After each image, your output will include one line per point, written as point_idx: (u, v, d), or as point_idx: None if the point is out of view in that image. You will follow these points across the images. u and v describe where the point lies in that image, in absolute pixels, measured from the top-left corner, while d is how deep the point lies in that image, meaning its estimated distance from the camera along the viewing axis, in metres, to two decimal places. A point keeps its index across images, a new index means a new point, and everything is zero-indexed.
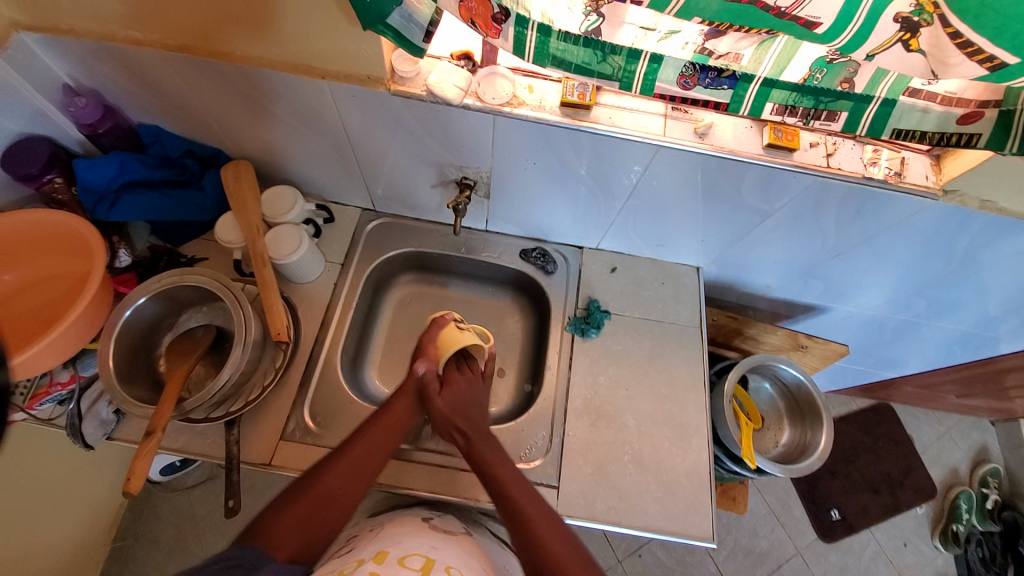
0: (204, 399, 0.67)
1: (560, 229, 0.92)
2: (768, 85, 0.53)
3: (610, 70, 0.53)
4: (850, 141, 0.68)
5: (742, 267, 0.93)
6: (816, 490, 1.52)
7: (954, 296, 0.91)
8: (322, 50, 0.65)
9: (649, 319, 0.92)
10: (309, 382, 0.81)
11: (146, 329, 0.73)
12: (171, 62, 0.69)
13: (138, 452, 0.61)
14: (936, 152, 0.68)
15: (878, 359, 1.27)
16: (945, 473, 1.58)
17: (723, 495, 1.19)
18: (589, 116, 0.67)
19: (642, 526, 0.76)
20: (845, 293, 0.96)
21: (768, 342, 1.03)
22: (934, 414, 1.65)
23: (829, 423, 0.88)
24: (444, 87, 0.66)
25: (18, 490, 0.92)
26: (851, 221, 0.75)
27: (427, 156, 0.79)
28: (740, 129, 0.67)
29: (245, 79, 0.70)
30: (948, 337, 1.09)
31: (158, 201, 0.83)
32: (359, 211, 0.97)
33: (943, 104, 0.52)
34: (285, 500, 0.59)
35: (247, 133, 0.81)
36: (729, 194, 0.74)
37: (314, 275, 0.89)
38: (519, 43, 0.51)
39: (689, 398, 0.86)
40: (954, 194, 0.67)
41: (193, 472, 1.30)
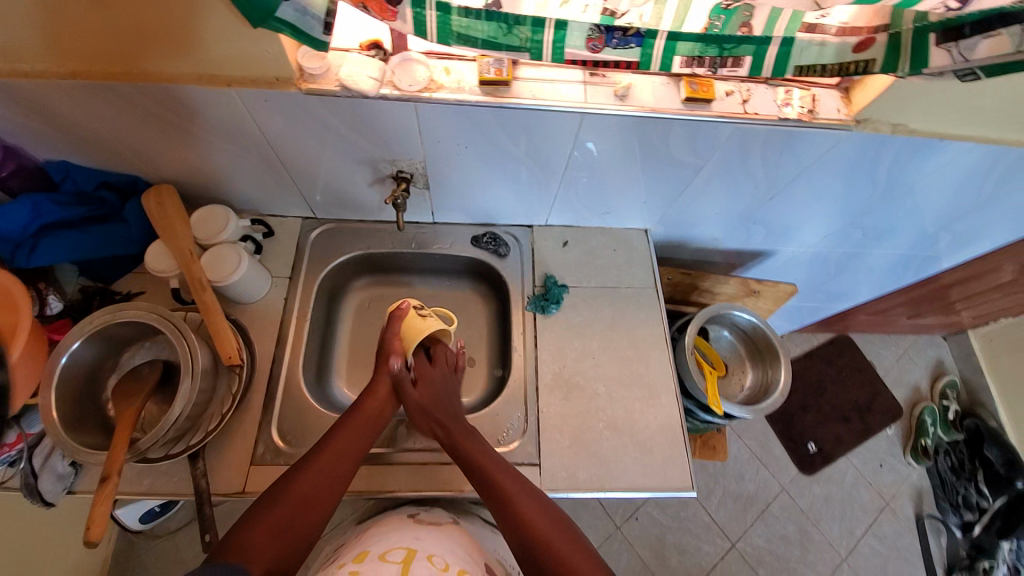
0: (156, 436, 0.63)
1: (506, 211, 0.92)
2: (672, 38, 0.54)
3: (518, 41, 0.53)
4: (762, 85, 0.70)
5: (688, 223, 0.96)
6: (792, 427, 1.59)
7: (886, 222, 0.96)
8: (230, 59, 0.62)
9: (606, 287, 0.93)
10: (272, 401, 0.79)
11: (86, 374, 0.70)
12: (69, 92, 0.65)
13: (94, 499, 0.58)
14: (845, 84, 0.71)
15: (829, 294, 1.33)
16: (906, 391, 1.68)
17: (705, 446, 1.23)
18: (510, 92, 0.67)
19: (625, 486, 0.78)
20: (787, 234, 1.00)
21: (723, 293, 1.07)
22: (890, 338, 1.75)
23: (785, 360, 0.92)
24: (357, 80, 0.64)
25: None
26: (777, 163, 0.77)
27: (357, 155, 0.77)
28: (658, 87, 0.69)
29: (150, 98, 0.66)
30: (889, 262, 1.15)
31: (80, 240, 0.78)
32: (300, 221, 0.94)
33: (839, 35, 0.53)
34: (257, 510, 0.59)
35: (166, 156, 0.77)
36: (661, 153, 0.75)
37: (261, 293, 0.86)
38: (420, 24, 0.50)
39: (653, 357, 0.88)
40: (866, 122, 0.70)
41: (176, 516, 1.26)
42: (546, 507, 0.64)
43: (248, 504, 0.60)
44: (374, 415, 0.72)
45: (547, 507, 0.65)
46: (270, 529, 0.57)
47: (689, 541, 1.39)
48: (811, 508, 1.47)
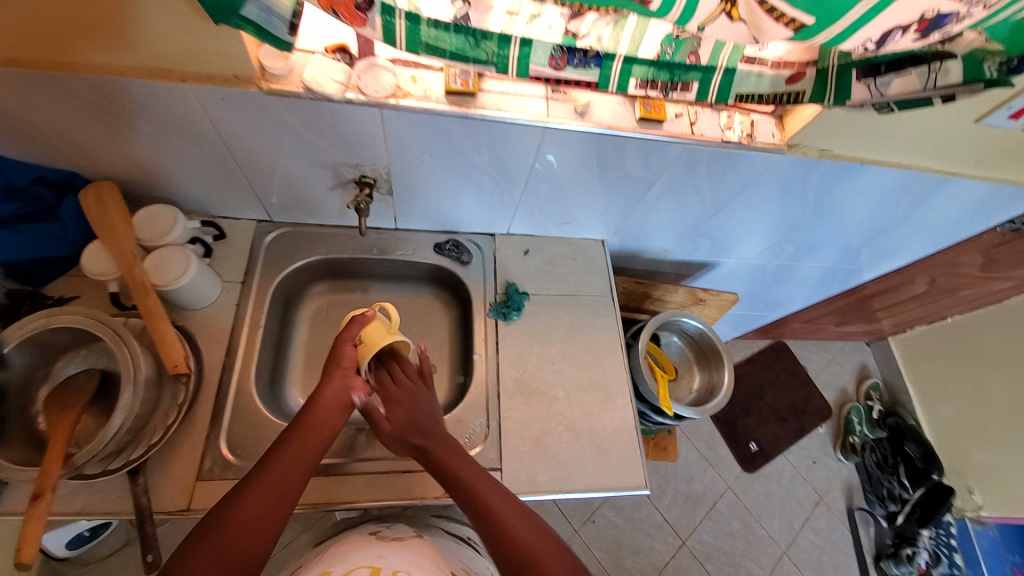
0: (94, 450, 0.59)
1: (468, 219, 0.94)
2: (629, 62, 0.58)
3: (485, 55, 0.55)
4: (709, 109, 0.76)
5: (641, 235, 1.01)
6: (736, 429, 1.69)
7: (817, 237, 1.06)
8: (188, 55, 0.60)
9: (565, 294, 0.96)
10: (222, 411, 0.76)
11: (12, 386, 0.64)
12: (1, 80, 0.60)
13: (23, 521, 0.54)
14: (779, 113, 0.78)
15: (768, 303, 1.43)
16: (836, 393, 1.83)
17: (657, 447, 1.29)
18: (475, 103, 0.68)
19: (583, 487, 0.80)
20: (729, 247, 1.07)
21: (674, 301, 1.13)
22: (821, 344, 1.90)
23: (729, 362, 0.99)
24: (322, 83, 0.64)
25: None
26: (721, 181, 0.84)
27: (319, 158, 0.76)
28: (616, 106, 0.73)
29: (97, 92, 0.63)
30: (820, 274, 1.26)
31: (10, 240, 0.73)
32: (255, 223, 0.91)
33: (774, 67, 0.59)
34: (199, 536, 0.55)
35: (109, 152, 0.73)
36: (617, 167, 0.79)
37: (210, 298, 0.83)
38: (389, 33, 0.51)
39: (609, 362, 0.91)
40: (797, 147, 0.77)
41: (108, 539, 1.16)
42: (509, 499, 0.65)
43: (187, 533, 0.55)
44: (324, 425, 0.67)
45: (515, 504, 0.65)
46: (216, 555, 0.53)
47: (643, 542, 1.44)
48: (753, 504, 1.57)
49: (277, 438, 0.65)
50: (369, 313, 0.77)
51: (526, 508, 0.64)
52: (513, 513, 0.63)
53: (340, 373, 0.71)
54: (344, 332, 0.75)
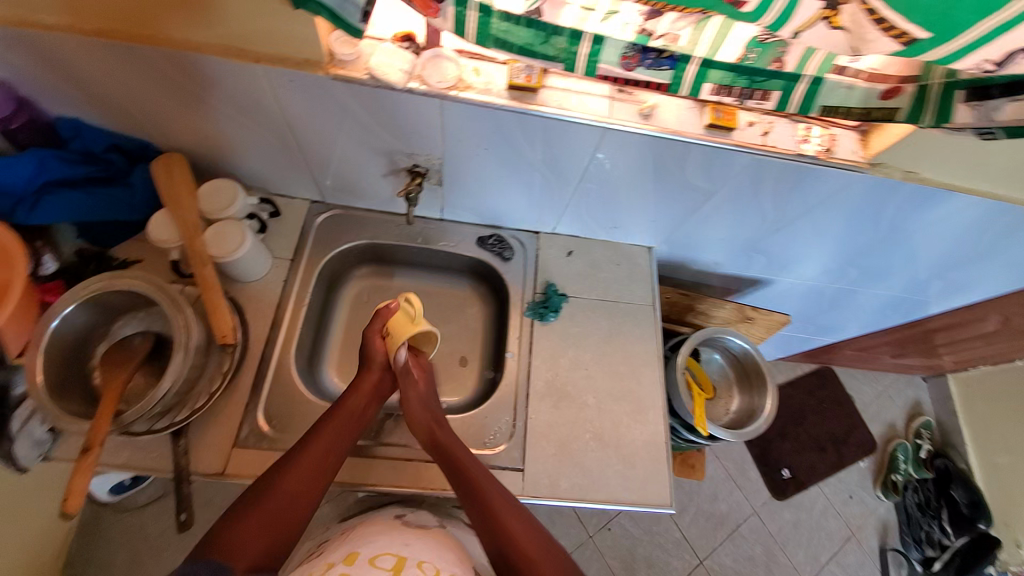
0: (142, 410, 0.62)
1: (515, 215, 0.92)
2: (706, 65, 0.55)
3: (554, 51, 0.54)
4: (784, 120, 0.71)
5: (692, 246, 0.97)
6: (768, 453, 1.62)
7: (884, 263, 0.98)
8: (261, 36, 0.61)
9: (606, 300, 0.94)
10: (262, 383, 0.78)
11: (75, 339, 0.68)
12: (87, 50, 0.63)
13: (73, 471, 0.57)
14: (863, 128, 0.72)
15: (819, 327, 1.35)
16: (882, 427, 1.72)
17: (684, 464, 1.25)
18: (536, 99, 0.67)
19: (605, 498, 0.78)
20: (787, 266, 1.02)
21: (718, 316, 1.08)
22: (871, 374, 1.79)
23: (773, 387, 0.94)
24: (388, 71, 0.64)
25: None
26: (787, 198, 0.79)
27: (375, 144, 0.76)
28: (682, 110, 0.69)
29: (173, 65, 0.65)
30: (881, 302, 1.18)
31: (82, 201, 0.76)
32: (308, 203, 0.93)
33: (868, 80, 0.55)
34: (241, 506, 0.58)
35: (178, 124, 0.76)
36: (676, 176, 0.76)
37: (261, 272, 0.85)
38: (460, 23, 0.50)
39: (645, 374, 0.88)
40: (880, 167, 0.71)
41: (146, 490, 1.23)
42: (532, 521, 0.63)
43: (232, 500, 0.59)
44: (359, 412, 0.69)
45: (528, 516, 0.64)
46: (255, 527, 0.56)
47: (659, 556, 1.40)
48: (779, 533, 1.50)
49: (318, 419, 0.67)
50: (393, 305, 0.76)
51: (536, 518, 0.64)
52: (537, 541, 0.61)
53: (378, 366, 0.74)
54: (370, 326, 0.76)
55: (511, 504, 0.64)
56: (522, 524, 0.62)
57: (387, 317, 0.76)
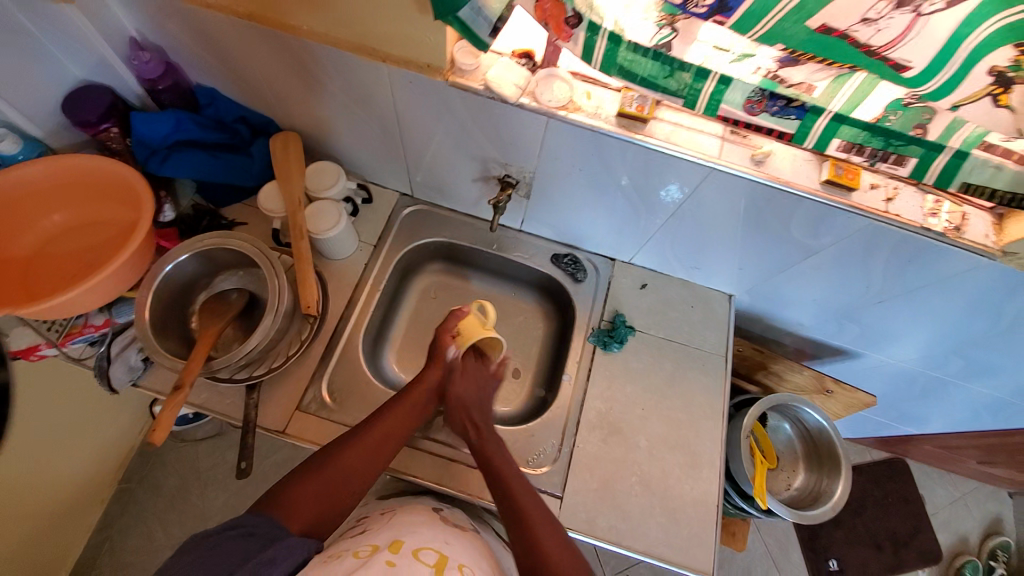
0: (230, 360, 0.68)
1: (593, 238, 0.91)
2: (838, 120, 0.51)
3: (676, 86, 0.52)
4: (912, 187, 0.65)
5: (775, 301, 0.91)
6: (817, 538, 1.48)
7: (994, 359, 0.87)
8: (392, 38, 0.65)
9: (674, 341, 0.90)
10: (330, 355, 0.82)
11: (182, 285, 0.75)
12: (239, 31, 0.70)
13: (165, 404, 0.63)
14: (999, 211, 0.64)
15: (901, 413, 1.22)
16: (952, 539, 1.52)
17: (723, 528, 1.17)
18: (644, 129, 0.65)
19: (642, 548, 0.75)
20: (879, 342, 0.93)
21: (792, 381, 1.00)
22: (951, 477, 1.59)
23: (847, 473, 0.85)
24: (502, 84, 0.65)
25: (43, 419, 0.96)
26: (898, 270, 0.72)
27: (473, 150, 0.79)
28: (798, 161, 0.65)
29: (307, 52, 0.70)
30: (977, 401, 1.05)
31: (205, 161, 0.85)
32: (397, 195, 0.98)
33: (1017, 162, 0.50)
34: (302, 470, 0.60)
35: (300, 106, 0.82)
36: (775, 227, 0.72)
37: (347, 252, 0.90)
38: (588, 49, 0.51)
39: (704, 426, 0.84)
40: (1012, 256, 0.63)
41: (203, 427, 1.33)
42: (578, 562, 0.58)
43: (296, 463, 0.61)
44: (421, 405, 0.70)
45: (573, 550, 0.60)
46: (313, 492, 0.58)
47: None
48: None
49: (385, 402, 0.69)
50: (468, 309, 0.78)
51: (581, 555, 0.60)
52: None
53: (440, 361, 0.74)
54: (443, 322, 0.77)
55: (557, 535, 0.60)
56: (567, 562, 0.58)
57: (459, 317, 0.77)
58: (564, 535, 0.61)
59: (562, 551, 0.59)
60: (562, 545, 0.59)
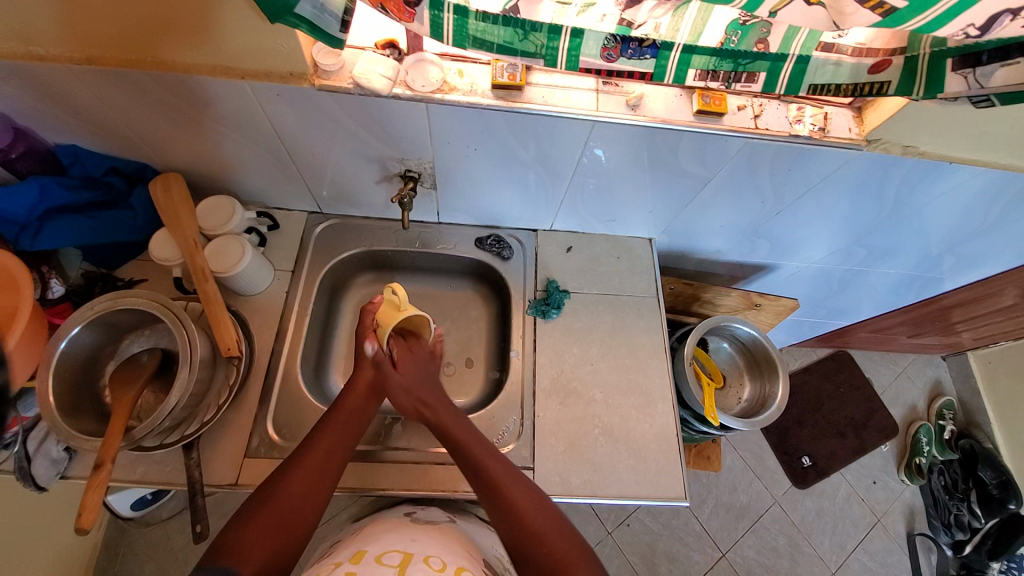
0: (153, 425, 0.63)
1: (511, 214, 0.92)
2: (688, 51, 0.55)
3: (533, 48, 0.53)
4: (774, 101, 0.70)
5: (691, 235, 0.96)
6: (787, 442, 1.60)
7: (892, 241, 0.96)
8: (247, 53, 0.62)
9: (608, 293, 0.93)
10: (269, 394, 0.79)
11: (87, 359, 0.70)
12: (81, 78, 0.65)
13: (87, 486, 0.58)
14: (857, 104, 0.70)
15: (830, 310, 1.33)
16: (904, 411, 1.68)
17: (699, 455, 1.24)
18: (522, 96, 0.67)
19: (618, 494, 0.77)
20: (791, 249, 1.00)
21: (725, 304, 1.07)
22: (889, 356, 1.75)
23: (785, 374, 0.92)
24: (371, 78, 0.64)
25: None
26: (784, 179, 0.78)
27: (367, 152, 0.77)
28: (671, 98, 0.69)
29: (160, 85, 0.66)
30: (894, 281, 1.15)
31: (86, 224, 0.78)
32: (306, 215, 0.95)
33: (854, 56, 0.53)
34: (246, 511, 0.57)
35: (175, 145, 0.77)
36: (672, 164, 0.75)
37: (263, 285, 0.86)
38: (436, 26, 0.50)
39: (652, 366, 0.88)
40: (876, 142, 0.70)
41: (168, 503, 1.26)
42: (544, 506, 0.62)
43: (237, 507, 0.58)
44: (360, 412, 0.70)
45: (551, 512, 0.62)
46: (258, 530, 0.55)
47: (680, 551, 1.39)
48: (802, 522, 1.47)
49: (321, 420, 0.68)
50: (377, 300, 0.79)
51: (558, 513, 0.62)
52: (554, 529, 0.59)
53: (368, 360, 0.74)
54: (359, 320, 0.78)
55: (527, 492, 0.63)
56: (533, 510, 0.61)
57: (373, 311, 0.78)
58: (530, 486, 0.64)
59: (531, 503, 0.62)
60: (530, 495, 0.63)
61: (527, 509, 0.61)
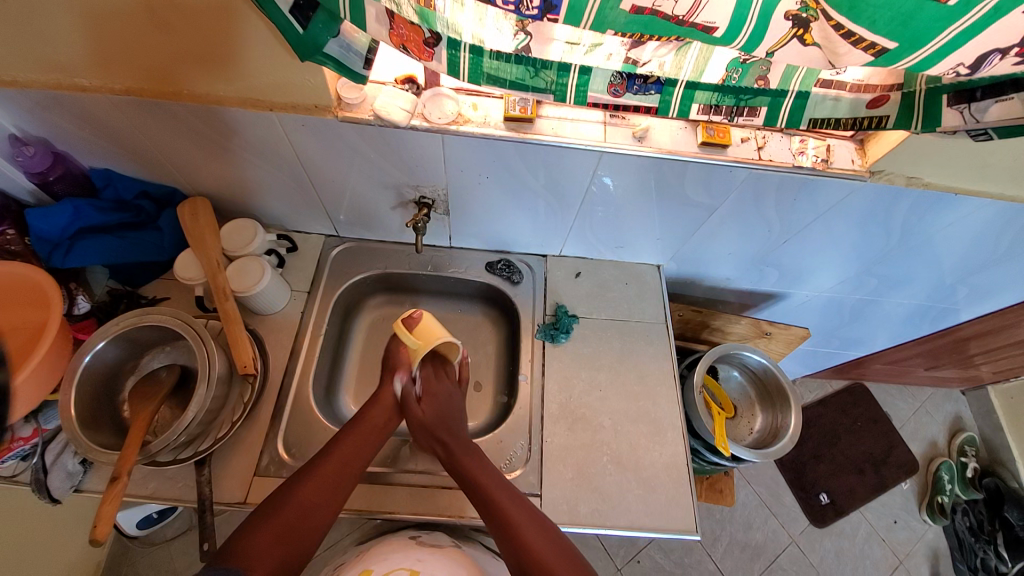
0: (167, 440, 0.65)
1: (521, 239, 0.94)
2: (691, 87, 0.57)
3: (544, 83, 0.56)
4: (778, 134, 0.72)
5: (700, 262, 0.97)
6: (803, 477, 1.55)
7: (903, 271, 0.96)
8: (276, 87, 0.66)
9: (616, 319, 0.94)
10: (280, 412, 0.80)
11: (108, 372, 0.72)
12: (122, 108, 0.70)
13: (103, 498, 0.60)
14: (859, 137, 0.72)
15: (843, 340, 1.31)
16: (924, 446, 1.63)
17: (711, 489, 1.21)
18: (533, 128, 0.70)
19: (626, 524, 0.76)
20: (800, 278, 1.00)
21: (734, 332, 1.07)
22: (907, 389, 1.71)
23: (796, 405, 0.91)
24: (391, 111, 0.68)
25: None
26: (790, 208, 0.79)
27: (384, 179, 0.80)
28: (676, 130, 0.71)
29: (195, 115, 0.70)
30: (907, 311, 1.14)
31: (114, 244, 0.82)
32: (324, 238, 0.98)
33: (853, 91, 0.56)
34: (263, 514, 0.59)
35: (204, 170, 0.82)
36: (678, 193, 0.77)
37: (280, 304, 0.89)
38: (453, 64, 0.53)
39: (660, 393, 0.88)
40: (880, 174, 0.71)
41: (173, 524, 1.26)
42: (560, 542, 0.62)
43: (252, 509, 0.60)
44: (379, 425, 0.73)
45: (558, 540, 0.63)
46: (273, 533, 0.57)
47: None
48: (821, 563, 1.41)
49: (340, 432, 0.70)
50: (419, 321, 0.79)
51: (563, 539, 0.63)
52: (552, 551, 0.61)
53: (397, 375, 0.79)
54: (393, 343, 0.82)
55: (530, 516, 0.64)
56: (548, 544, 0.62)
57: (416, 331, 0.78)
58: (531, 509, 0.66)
59: (535, 530, 0.63)
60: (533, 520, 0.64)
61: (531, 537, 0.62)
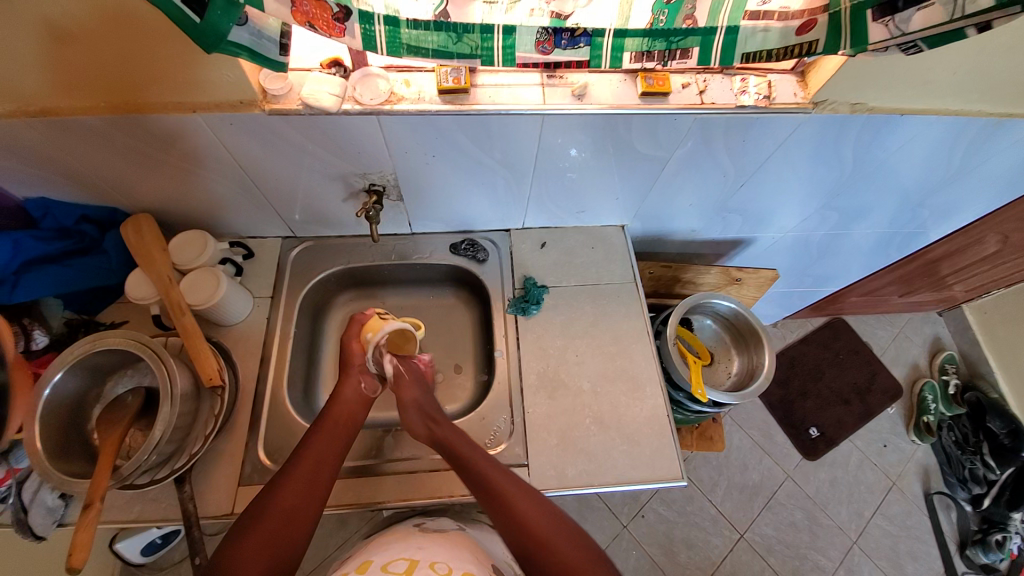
0: (138, 461, 0.63)
1: (481, 217, 0.93)
2: (620, 36, 0.56)
3: (469, 49, 0.54)
4: (719, 76, 0.72)
5: (661, 217, 0.97)
6: (793, 414, 1.59)
7: (860, 200, 0.97)
8: (192, 87, 0.63)
9: (586, 284, 0.94)
10: (258, 420, 0.79)
11: (72, 405, 0.70)
12: (35, 128, 0.66)
13: (76, 527, 0.58)
14: (800, 69, 0.72)
15: (817, 277, 1.34)
16: (906, 370, 1.68)
17: (702, 437, 1.23)
18: (469, 98, 0.68)
19: (616, 480, 0.77)
20: (763, 220, 1.01)
21: (706, 282, 1.08)
22: (885, 318, 1.76)
23: (769, 343, 0.93)
24: (320, 97, 0.65)
25: None
26: (740, 151, 0.79)
27: (329, 170, 0.78)
28: (616, 84, 0.70)
29: (114, 128, 0.67)
30: (872, 241, 1.16)
31: (62, 275, 0.79)
32: (280, 240, 0.96)
33: (781, 20, 0.54)
34: (245, 525, 0.58)
35: (142, 186, 0.79)
36: (628, 149, 0.76)
37: (243, 314, 0.87)
38: (368, 39, 0.51)
39: (636, 350, 0.88)
40: (823, 104, 0.71)
41: (180, 545, 1.25)
42: (561, 523, 0.62)
43: (236, 521, 0.59)
44: (346, 418, 0.71)
45: (554, 516, 0.63)
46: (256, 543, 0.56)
47: (697, 536, 1.38)
48: (817, 494, 1.46)
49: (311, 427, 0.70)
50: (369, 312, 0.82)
51: (559, 514, 0.63)
52: (552, 529, 0.61)
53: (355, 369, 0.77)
54: (346, 331, 0.80)
55: (531, 499, 0.64)
56: (549, 523, 0.62)
57: (363, 322, 0.80)
58: (531, 493, 0.65)
59: (535, 511, 0.63)
60: (529, 500, 0.64)
61: (527, 512, 0.62)
